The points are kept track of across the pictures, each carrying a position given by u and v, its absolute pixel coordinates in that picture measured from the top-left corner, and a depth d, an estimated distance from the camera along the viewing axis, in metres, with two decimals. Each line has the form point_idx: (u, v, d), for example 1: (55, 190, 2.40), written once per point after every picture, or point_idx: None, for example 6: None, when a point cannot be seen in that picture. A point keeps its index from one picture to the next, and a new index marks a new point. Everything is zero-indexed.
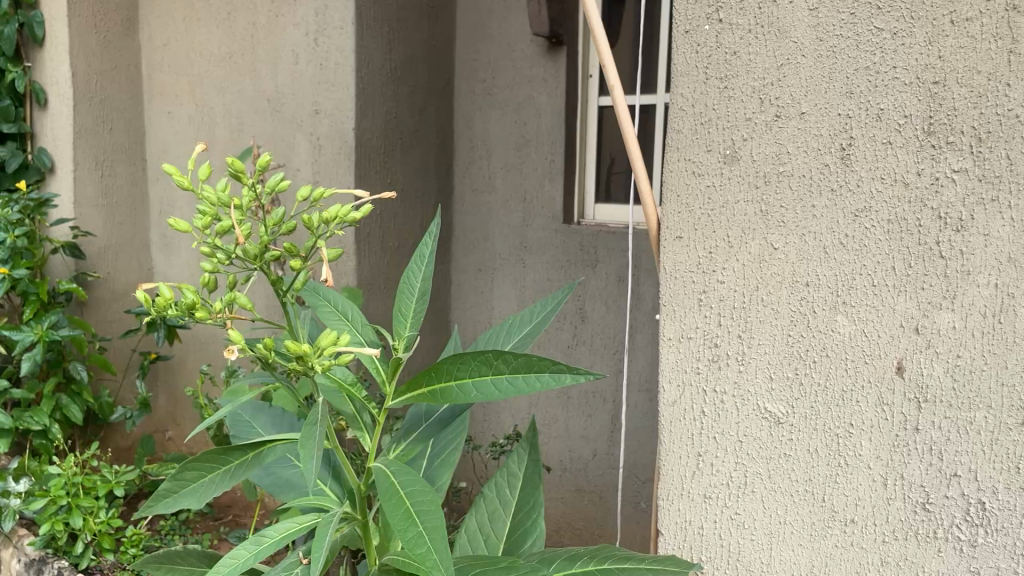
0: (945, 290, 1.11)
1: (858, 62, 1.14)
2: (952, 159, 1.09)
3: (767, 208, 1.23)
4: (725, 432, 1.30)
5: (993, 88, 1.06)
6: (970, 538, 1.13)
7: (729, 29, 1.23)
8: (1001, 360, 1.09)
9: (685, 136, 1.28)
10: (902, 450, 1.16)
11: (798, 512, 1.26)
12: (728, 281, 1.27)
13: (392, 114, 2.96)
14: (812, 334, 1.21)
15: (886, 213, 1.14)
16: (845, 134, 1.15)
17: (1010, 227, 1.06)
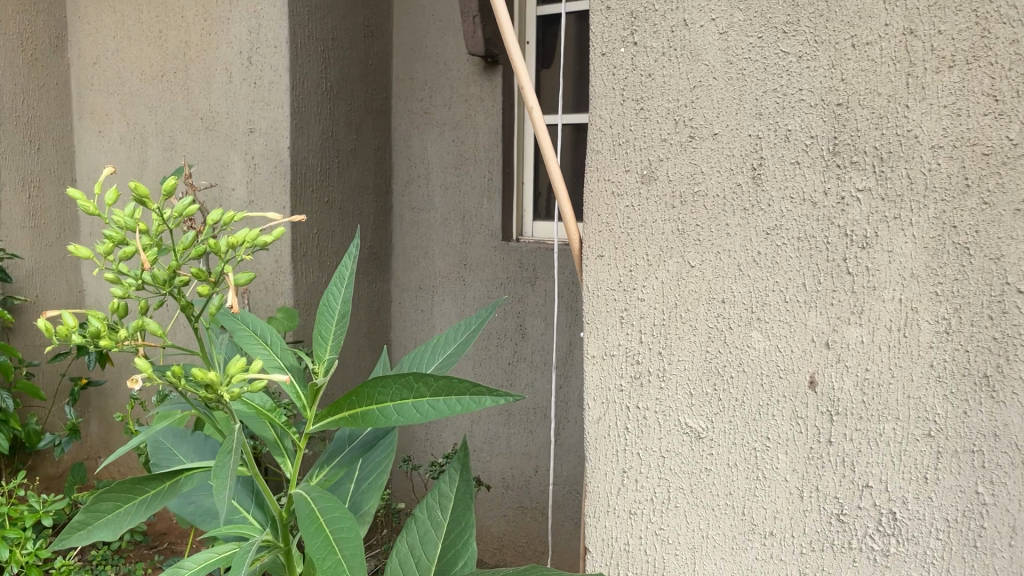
0: (853, 305, 1.14)
1: (766, 84, 1.17)
2: (856, 178, 1.12)
3: (684, 227, 1.25)
4: (648, 449, 1.32)
5: (893, 109, 1.09)
6: (882, 548, 1.15)
7: (643, 52, 1.26)
8: (908, 373, 1.11)
9: (604, 157, 1.31)
10: (816, 462, 1.18)
11: (720, 526, 1.27)
12: (648, 299, 1.29)
13: (328, 133, 2.94)
14: (729, 350, 1.23)
15: (796, 230, 1.17)
16: (756, 155, 1.18)
17: (912, 243, 1.09)
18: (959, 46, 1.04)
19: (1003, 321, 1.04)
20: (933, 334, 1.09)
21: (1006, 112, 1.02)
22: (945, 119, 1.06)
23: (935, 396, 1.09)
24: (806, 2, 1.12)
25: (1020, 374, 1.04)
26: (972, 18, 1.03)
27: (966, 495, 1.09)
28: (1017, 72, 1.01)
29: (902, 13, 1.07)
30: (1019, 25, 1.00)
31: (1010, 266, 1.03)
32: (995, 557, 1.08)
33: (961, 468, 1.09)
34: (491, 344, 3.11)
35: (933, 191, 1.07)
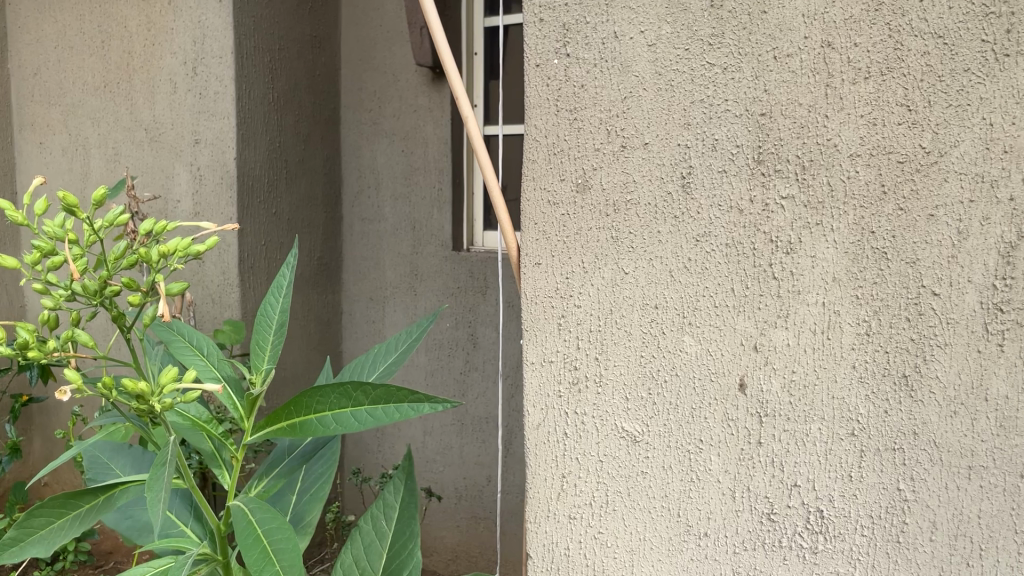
0: (779, 309, 1.17)
1: (693, 95, 1.20)
2: (781, 186, 1.15)
3: (618, 235, 1.27)
4: (586, 453, 1.33)
5: (814, 118, 1.12)
6: (811, 546, 1.19)
7: (576, 63, 1.28)
8: (832, 374, 1.15)
9: (540, 166, 1.32)
10: (747, 463, 1.22)
11: (656, 528, 1.29)
12: (585, 305, 1.31)
13: (275, 144, 2.92)
14: (662, 354, 1.26)
15: (724, 237, 1.19)
16: (684, 163, 1.21)
17: (833, 249, 1.13)
18: (874, 58, 1.08)
19: (919, 322, 1.09)
20: (854, 335, 1.13)
21: (918, 122, 1.07)
22: (862, 127, 1.10)
23: (858, 397, 1.13)
24: (731, 15, 1.16)
25: (936, 373, 1.09)
26: (885, 31, 1.07)
27: (888, 491, 1.13)
28: (928, 84, 1.06)
29: (820, 26, 1.11)
30: (929, 38, 1.05)
31: (925, 270, 1.08)
32: (917, 551, 1.12)
33: (883, 466, 1.13)
34: (443, 354, 3.11)
35: (853, 198, 1.11)
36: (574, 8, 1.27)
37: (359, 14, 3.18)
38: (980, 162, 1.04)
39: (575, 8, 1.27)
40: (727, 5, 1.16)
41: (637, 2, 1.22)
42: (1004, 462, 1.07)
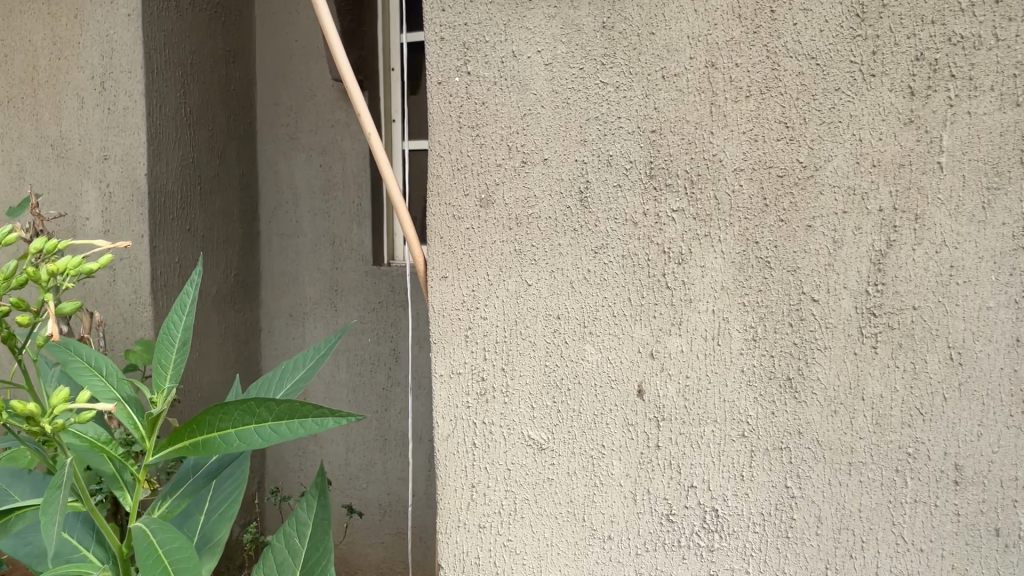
0: (673, 317, 1.22)
1: (588, 112, 1.24)
2: (671, 200, 1.20)
3: (521, 248, 1.29)
4: (495, 463, 1.35)
5: (700, 135, 1.18)
6: (708, 544, 1.24)
7: (477, 81, 1.29)
8: (723, 379, 1.21)
9: (445, 181, 1.32)
10: (647, 467, 1.26)
11: (563, 533, 1.33)
12: (490, 317, 1.32)
13: (188, 159, 2.84)
14: (565, 363, 1.29)
15: (621, 249, 1.24)
16: (581, 178, 1.25)
17: (721, 259, 1.18)
18: (753, 77, 1.14)
19: (801, 327, 1.15)
20: (743, 341, 1.19)
21: (796, 138, 1.13)
22: (744, 144, 1.16)
23: (747, 399, 1.19)
24: (621, 36, 1.20)
25: (817, 375, 1.15)
26: (763, 52, 1.13)
27: (777, 489, 1.19)
28: (803, 102, 1.12)
29: (703, 48, 1.17)
30: (803, 60, 1.12)
31: (805, 278, 1.14)
32: (804, 545, 1.19)
33: (771, 465, 1.19)
34: (364, 370, 3.09)
35: (738, 211, 1.17)
36: (473, 28, 1.28)
37: (273, 29, 3.15)
38: (852, 175, 1.11)
39: (474, 27, 1.28)
40: (618, 26, 1.20)
41: (533, 22, 1.25)
42: (881, 457, 1.14)
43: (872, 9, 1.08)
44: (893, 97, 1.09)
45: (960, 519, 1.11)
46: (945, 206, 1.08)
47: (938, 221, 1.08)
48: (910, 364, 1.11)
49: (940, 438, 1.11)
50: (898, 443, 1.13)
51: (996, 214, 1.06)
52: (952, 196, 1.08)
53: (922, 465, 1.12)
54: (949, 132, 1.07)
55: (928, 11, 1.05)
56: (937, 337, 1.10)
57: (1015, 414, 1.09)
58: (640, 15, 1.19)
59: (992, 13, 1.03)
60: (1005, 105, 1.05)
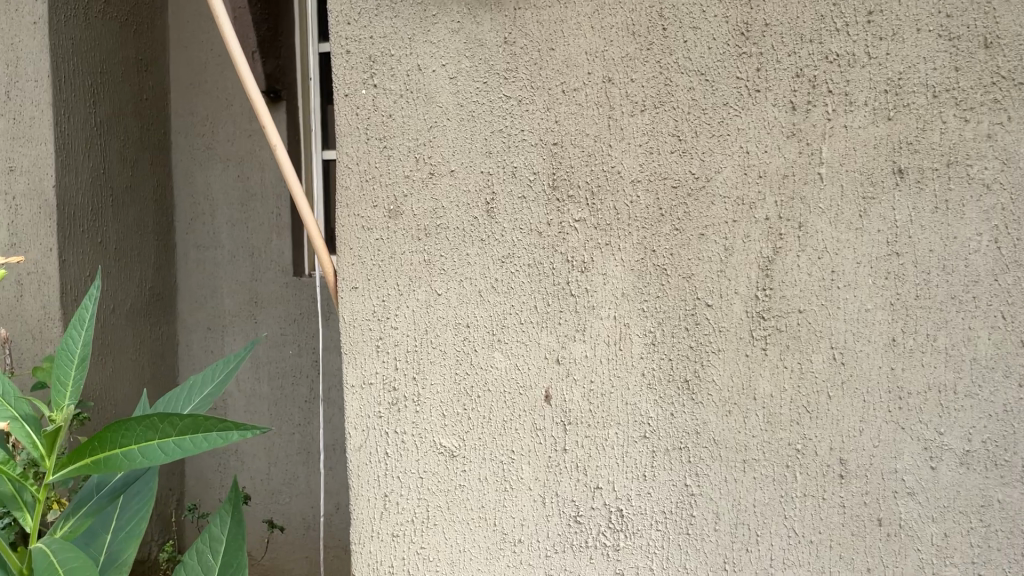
0: (577, 324, 1.26)
1: (493, 125, 1.26)
2: (573, 210, 1.24)
3: (430, 258, 1.30)
4: (407, 471, 1.35)
5: (599, 148, 1.22)
6: (613, 543, 1.28)
7: (383, 94, 1.30)
8: (624, 383, 1.25)
9: (353, 193, 1.32)
10: (555, 470, 1.29)
11: (475, 539, 1.34)
12: (401, 327, 1.33)
13: (98, 170, 2.76)
14: (474, 371, 1.31)
15: (526, 258, 1.27)
16: (488, 190, 1.27)
17: (621, 266, 1.23)
18: (648, 93, 1.19)
19: (696, 331, 1.21)
20: (643, 345, 1.24)
21: (688, 150, 1.18)
22: (640, 156, 1.20)
23: (647, 402, 1.24)
24: (523, 51, 1.24)
25: (712, 377, 1.21)
26: (656, 68, 1.19)
27: (677, 487, 1.24)
28: (694, 116, 1.18)
29: (601, 63, 1.21)
30: (693, 75, 1.17)
31: (699, 284, 1.20)
32: (704, 541, 1.24)
33: (672, 464, 1.24)
34: (286, 383, 3.05)
35: (635, 221, 1.21)
36: (378, 41, 1.30)
37: (187, 37, 3.10)
38: (740, 186, 1.17)
39: (380, 41, 1.30)
40: (519, 42, 1.24)
41: (436, 37, 1.27)
42: (772, 454, 1.20)
43: (756, 27, 1.14)
44: (776, 111, 1.15)
45: (846, 511, 1.18)
46: (824, 214, 1.15)
47: (818, 229, 1.15)
48: (797, 363, 1.18)
49: (826, 434, 1.18)
50: (789, 440, 1.19)
51: (872, 222, 1.13)
52: (832, 205, 1.14)
53: (810, 461, 1.18)
54: (828, 145, 1.14)
55: (807, 30, 1.13)
56: (821, 338, 1.16)
57: (893, 409, 1.15)
58: (540, 31, 1.23)
59: (864, 32, 1.11)
60: (878, 120, 1.12)
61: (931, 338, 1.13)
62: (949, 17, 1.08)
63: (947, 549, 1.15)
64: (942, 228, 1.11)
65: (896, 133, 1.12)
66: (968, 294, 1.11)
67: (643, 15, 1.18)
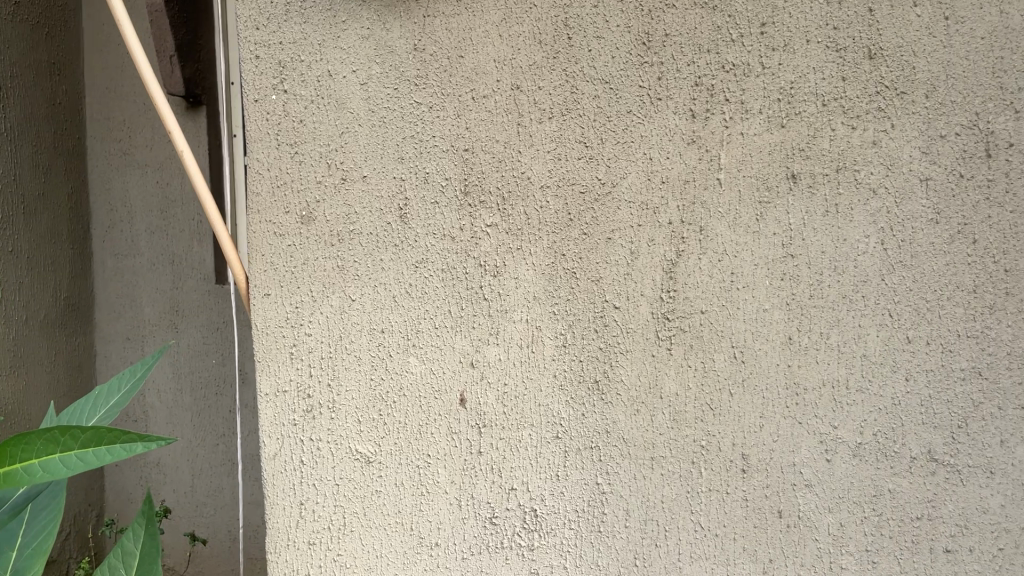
0: (490, 327, 1.27)
1: (404, 131, 1.27)
2: (485, 215, 1.26)
3: (344, 263, 1.30)
4: (323, 478, 1.35)
5: (509, 154, 1.24)
6: (528, 543, 1.29)
7: (293, 99, 1.30)
8: (537, 385, 1.27)
9: (264, 199, 1.32)
10: (470, 472, 1.30)
11: (392, 544, 1.34)
12: (315, 333, 1.33)
13: (9, 177, 2.64)
14: (389, 376, 1.31)
15: (440, 262, 1.28)
16: (401, 196, 1.28)
17: (532, 270, 1.25)
18: (554, 100, 1.22)
19: (605, 333, 1.24)
20: (554, 347, 1.26)
21: (595, 157, 1.21)
22: (549, 162, 1.23)
23: (560, 403, 1.26)
24: (432, 58, 1.26)
25: (620, 377, 1.24)
26: (563, 76, 1.21)
27: (589, 486, 1.27)
28: (599, 124, 1.21)
29: (509, 71, 1.23)
30: (598, 84, 1.20)
31: (607, 287, 1.23)
32: (615, 538, 1.26)
33: (584, 463, 1.26)
34: (208, 395, 2.85)
35: (545, 226, 1.24)
36: (288, 46, 1.29)
37: (103, 30, 2.91)
38: (644, 191, 1.21)
39: (289, 46, 1.29)
40: (429, 48, 1.26)
41: (346, 42, 1.28)
42: (678, 451, 1.23)
43: (656, 37, 1.18)
44: (677, 119, 1.19)
45: (748, 504, 1.22)
46: (724, 218, 1.19)
47: (717, 233, 1.19)
48: (701, 363, 1.21)
49: (729, 430, 1.22)
50: (694, 437, 1.23)
51: (768, 225, 1.18)
52: (730, 210, 1.19)
53: (714, 457, 1.22)
54: (725, 151, 1.18)
55: (705, 41, 1.17)
56: (722, 338, 1.21)
57: (791, 405, 1.20)
58: (449, 39, 1.25)
59: (758, 43, 1.16)
60: (772, 127, 1.17)
61: (824, 335, 1.18)
62: (836, 29, 1.14)
63: (843, 538, 1.20)
64: (832, 230, 1.16)
65: (789, 140, 1.17)
66: (857, 294, 1.17)
67: (549, 25, 1.21)
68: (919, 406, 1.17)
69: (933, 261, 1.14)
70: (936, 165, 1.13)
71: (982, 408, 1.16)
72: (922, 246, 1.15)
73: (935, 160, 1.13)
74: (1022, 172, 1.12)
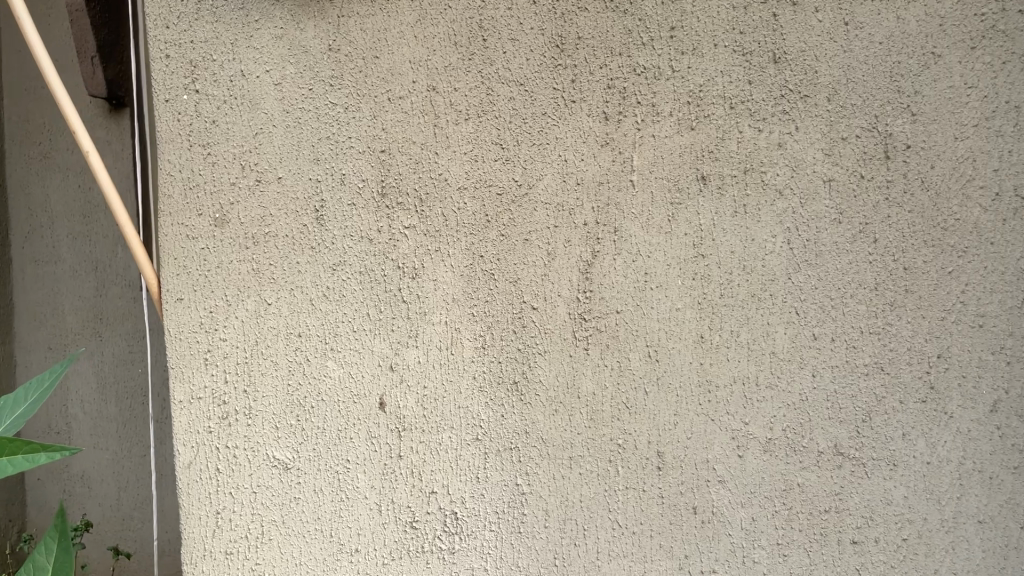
0: (409, 330, 1.27)
1: (320, 132, 1.26)
2: (403, 217, 1.25)
3: (259, 267, 1.28)
4: (240, 487, 1.32)
5: (426, 155, 1.24)
6: (449, 546, 1.29)
7: (205, 99, 1.27)
8: (456, 387, 1.27)
9: (176, 202, 1.29)
10: (390, 477, 1.29)
11: (311, 551, 1.32)
12: (231, 338, 1.30)
13: None
14: (307, 381, 1.29)
15: (357, 265, 1.26)
16: (316, 198, 1.26)
17: (451, 272, 1.25)
18: (470, 102, 1.22)
19: (523, 334, 1.24)
20: (473, 349, 1.26)
21: (511, 158, 1.22)
22: (466, 163, 1.23)
23: (479, 405, 1.26)
24: (347, 58, 1.25)
25: (539, 377, 1.25)
26: (478, 78, 1.22)
27: (509, 488, 1.27)
28: (515, 125, 1.21)
29: (425, 72, 1.23)
30: (513, 86, 1.21)
31: (525, 288, 1.23)
32: (535, 538, 1.27)
33: (504, 465, 1.26)
34: (135, 405, 2.50)
35: (463, 227, 1.24)
36: (200, 45, 1.27)
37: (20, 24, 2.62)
38: (560, 193, 1.21)
39: (201, 45, 1.27)
40: (344, 49, 1.25)
41: (259, 42, 1.26)
42: (596, 450, 1.24)
43: (569, 40, 1.20)
44: (590, 122, 1.20)
45: (664, 501, 1.24)
46: (638, 219, 1.21)
47: (631, 233, 1.21)
48: (617, 362, 1.23)
49: (644, 428, 1.23)
50: (611, 436, 1.24)
51: (679, 225, 1.20)
52: (644, 211, 1.20)
53: (631, 455, 1.24)
54: (638, 153, 1.20)
55: (616, 44, 1.19)
56: (638, 337, 1.22)
57: (703, 403, 1.22)
58: (364, 39, 1.24)
59: (667, 47, 1.18)
60: (683, 129, 1.19)
61: (734, 333, 1.21)
62: (742, 34, 1.17)
63: (755, 532, 1.23)
64: (741, 230, 1.19)
65: (699, 142, 1.19)
66: (766, 292, 1.19)
67: (464, 26, 1.22)
68: (826, 402, 1.20)
69: (837, 260, 1.18)
70: (838, 167, 1.17)
71: (885, 402, 1.19)
72: (826, 245, 1.18)
73: (837, 161, 1.17)
74: (919, 173, 1.16)
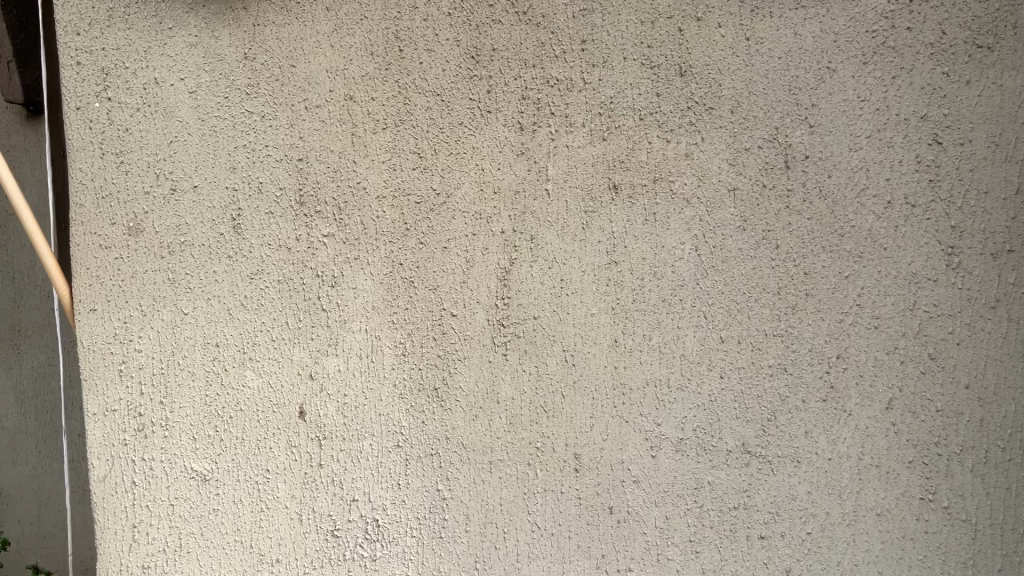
0: (329, 338, 1.27)
1: (236, 140, 1.26)
2: (321, 225, 1.25)
3: (175, 276, 1.27)
4: (157, 500, 1.30)
5: (344, 164, 1.25)
6: (371, 554, 1.29)
7: (118, 107, 1.26)
8: (376, 394, 1.27)
9: (89, 210, 1.28)
10: (310, 485, 1.29)
11: (231, 563, 1.31)
12: (146, 349, 1.29)
13: None
14: (225, 391, 1.28)
15: (276, 274, 1.26)
16: (233, 206, 1.26)
17: (370, 280, 1.25)
18: (388, 111, 1.23)
19: (443, 341, 1.26)
20: (393, 356, 1.26)
21: (428, 167, 1.24)
22: (384, 172, 1.24)
23: (399, 412, 1.27)
24: (263, 67, 1.25)
25: (459, 383, 1.26)
26: (395, 87, 1.23)
27: (430, 493, 1.28)
28: (433, 135, 1.23)
29: (341, 81, 1.24)
30: (430, 96, 1.23)
31: (444, 295, 1.25)
32: (455, 543, 1.28)
33: (425, 471, 1.28)
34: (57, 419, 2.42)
35: (382, 236, 1.25)
36: (111, 53, 1.26)
37: None
38: (477, 202, 1.23)
39: (113, 53, 1.26)
40: (259, 58, 1.25)
41: (173, 50, 1.26)
42: (514, 454, 1.26)
43: (484, 52, 1.22)
44: (506, 131, 1.23)
45: (581, 502, 1.26)
46: (553, 227, 1.23)
47: (546, 241, 1.24)
48: (534, 367, 1.25)
49: (561, 432, 1.26)
50: (530, 440, 1.26)
51: (592, 233, 1.23)
52: (559, 219, 1.23)
53: (548, 457, 1.26)
54: (553, 163, 1.23)
55: (530, 56, 1.22)
56: (554, 342, 1.25)
57: (617, 405, 1.25)
58: (280, 48, 1.25)
59: (579, 59, 1.21)
60: (595, 140, 1.22)
61: (645, 337, 1.24)
62: (650, 47, 1.21)
63: (669, 531, 1.26)
64: (651, 237, 1.23)
65: (610, 152, 1.22)
66: (675, 297, 1.23)
67: (380, 37, 1.23)
68: (733, 402, 1.24)
69: (741, 266, 1.22)
70: (742, 176, 1.21)
71: (788, 402, 1.24)
72: (731, 252, 1.22)
73: (741, 170, 1.21)
74: (816, 183, 1.21)
